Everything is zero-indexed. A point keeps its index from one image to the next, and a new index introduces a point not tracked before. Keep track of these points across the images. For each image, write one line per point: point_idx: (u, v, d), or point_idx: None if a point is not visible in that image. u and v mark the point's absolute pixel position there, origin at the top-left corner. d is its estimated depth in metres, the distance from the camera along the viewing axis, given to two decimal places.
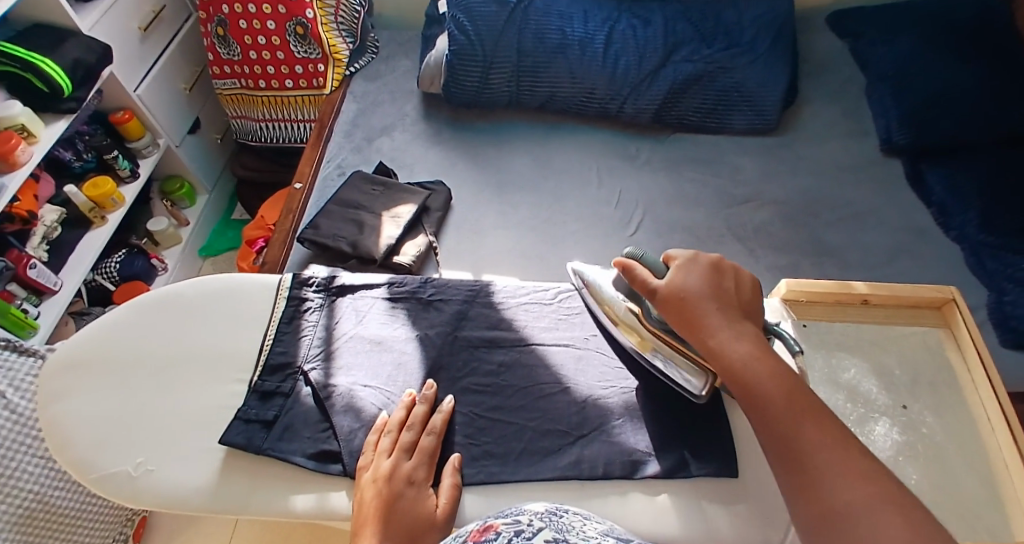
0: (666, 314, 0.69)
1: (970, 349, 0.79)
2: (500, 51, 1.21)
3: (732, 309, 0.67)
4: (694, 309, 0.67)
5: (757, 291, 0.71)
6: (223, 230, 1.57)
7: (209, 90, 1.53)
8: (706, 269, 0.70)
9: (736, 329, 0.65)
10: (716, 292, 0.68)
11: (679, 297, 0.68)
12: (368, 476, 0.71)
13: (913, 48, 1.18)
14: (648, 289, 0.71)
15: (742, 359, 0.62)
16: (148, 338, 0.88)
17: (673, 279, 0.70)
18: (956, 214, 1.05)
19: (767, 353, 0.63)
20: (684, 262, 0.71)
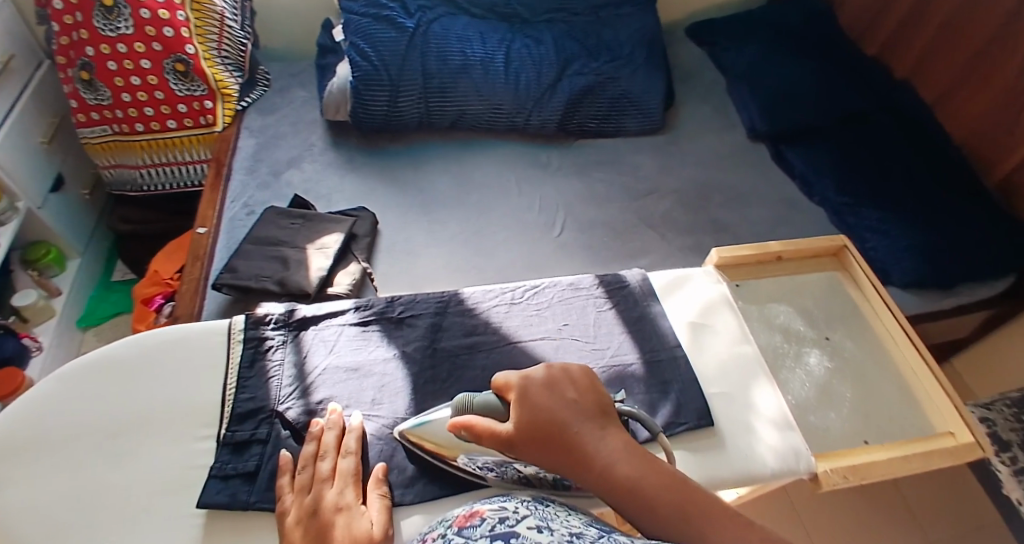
0: (533, 458, 0.66)
1: (868, 286, 0.96)
2: (405, 75, 1.27)
3: (589, 423, 0.67)
4: (562, 444, 0.65)
5: (595, 381, 0.72)
6: (106, 294, 1.41)
7: (72, 140, 1.40)
8: (543, 389, 0.69)
9: (606, 447, 0.64)
10: (568, 411, 0.67)
11: (540, 435, 0.65)
12: (293, 518, 0.69)
13: (759, 52, 1.42)
14: (500, 437, 0.67)
15: (628, 484, 0.62)
16: (87, 410, 0.77)
17: (521, 418, 0.67)
18: (817, 183, 1.26)
19: (644, 460, 0.64)
20: (520, 392, 0.69)
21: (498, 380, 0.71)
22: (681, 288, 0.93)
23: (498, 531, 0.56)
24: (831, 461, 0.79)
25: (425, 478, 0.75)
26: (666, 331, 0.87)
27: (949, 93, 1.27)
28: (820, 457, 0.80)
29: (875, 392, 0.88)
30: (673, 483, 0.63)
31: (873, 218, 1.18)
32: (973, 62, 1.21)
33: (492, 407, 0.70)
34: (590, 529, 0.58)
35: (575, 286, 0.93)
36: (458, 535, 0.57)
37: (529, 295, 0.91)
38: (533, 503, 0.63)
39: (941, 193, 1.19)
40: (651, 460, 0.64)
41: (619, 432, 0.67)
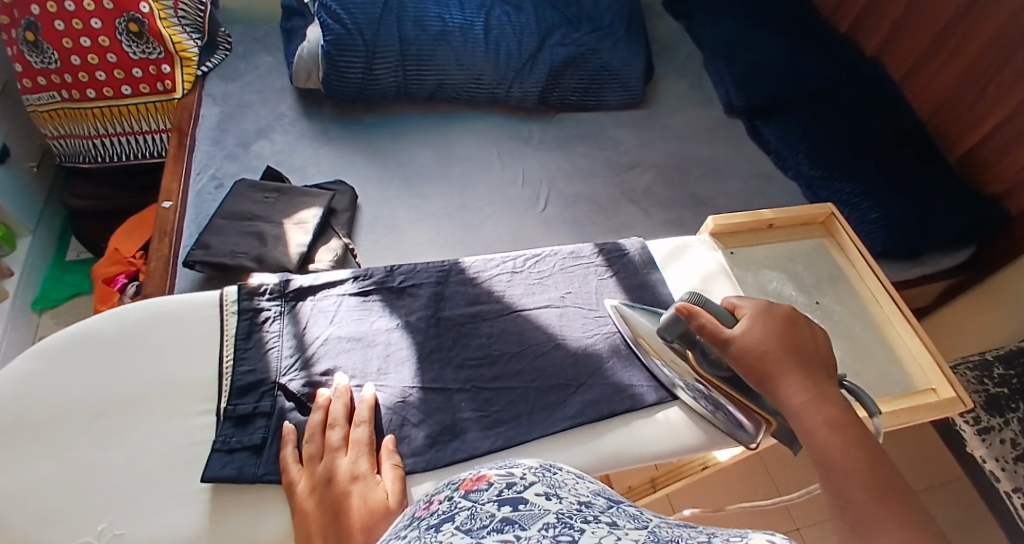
0: (742, 365, 0.68)
1: (853, 251, 1.01)
2: (381, 40, 1.24)
3: (813, 366, 0.66)
4: (772, 366, 0.66)
5: (829, 343, 0.71)
6: (61, 275, 1.38)
7: (18, 109, 1.32)
8: (780, 320, 0.69)
9: (818, 391, 0.63)
10: (798, 346, 0.67)
11: (756, 349, 0.67)
12: (305, 488, 0.67)
13: (733, 26, 1.46)
14: (724, 335, 0.69)
15: (821, 424, 0.61)
16: (71, 386, 0.73)
17: (752, 329, 0.69)
18: (790, 157, 1.31)
19: (850, 418, 0.61)
20: (758, 314, 0.70)
21: (736, 301, 0.73)
22: (679, 257, 0.95)
23: (505, 497, 0.43)
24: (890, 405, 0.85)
25: (436, 447, 0.73)
26: (665, 297, 0.89)
27: (916, 69, 1.33)
28: None
29: (862, 351, 0.92)
30: (868, 450, 0.58)
31: (847, 190, 1.23)
32: (941, 38, 1.26)
33: (725, 316, 0.72)
34: (604, 500, 0.47)
35: (576, 255, 0.93)
36: (457, 499, 0.44)
37: (530, 264, 0.91)
38: (541, 468, 0.49)
39: (909, 164, 1.25)
40: (857, 421, 0.61)
41: (833, 390, 0.65)
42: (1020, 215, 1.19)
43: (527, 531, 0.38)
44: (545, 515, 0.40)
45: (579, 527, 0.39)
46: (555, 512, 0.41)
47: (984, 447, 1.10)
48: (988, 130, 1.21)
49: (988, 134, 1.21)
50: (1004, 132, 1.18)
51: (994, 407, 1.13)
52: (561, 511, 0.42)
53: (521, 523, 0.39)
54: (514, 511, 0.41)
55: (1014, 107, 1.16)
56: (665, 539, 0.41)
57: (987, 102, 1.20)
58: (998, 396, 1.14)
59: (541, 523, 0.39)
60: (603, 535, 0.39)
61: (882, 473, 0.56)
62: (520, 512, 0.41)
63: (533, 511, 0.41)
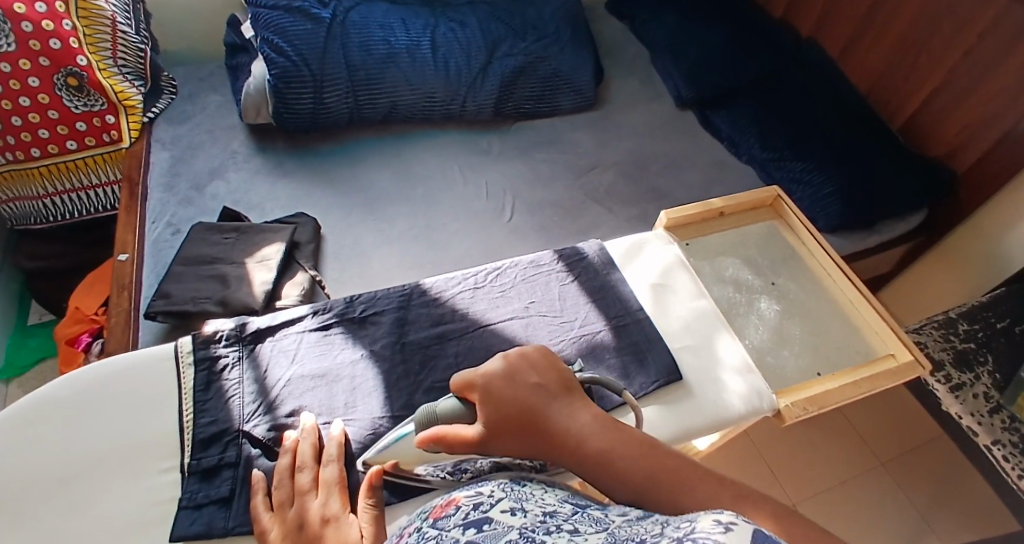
0: (508, 451, 0.64)
1: (803, 230, 1.00)
2: (328, 69, 1.23)
3: (559, 404, 0.65)
4: (530, 431, 0.63)
5: (556, 361, 0.70)
6: (23, 340, 1.37)
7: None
8: (504, 383, 0.66)
9: (579, 423, 0.63)
10: (534, 399, 0.65)
11: (509, 432, 0.64)
12: (277, 534, 0.65)
13: (677, 20, 1.47)
14: (473, 440, 0.64)
15: (603, 455, 0.61)
16: (25, 458, 0.70)
17: (489, 417, 0.64)
18: (743, 142, 1.31)
19: (618, 433, 0.62)
20: (484, 389, 0.66)
21: (456, 382, 0.68)
22: (640, 255, 0.93)
23: (472, 519, 0.44)
24: (790, 395, 0.82)
25: (412, 476, 0.71)
26: (628, 296, 0.88)
27: (850, 47, 1.34)
28: (780, 394, 0.82)
29: (821, 325, 0.92)
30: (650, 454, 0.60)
31: (797, 168, 1.24)
32: (869, 14, 1.28)
33: (458, 411, 0.68)
34: (569, 508, 0.47)
35: (536, 263, 0.91)
36: (426, 528, 0.44)
37: (491, 278, 0.89)
38: (508, 485, 0.50)
39: (863, 134, 1.25)
40: (622, 432, 0.62)
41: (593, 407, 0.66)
42: (966, 175, 1.19)
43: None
44: (507, 533, 0.41)
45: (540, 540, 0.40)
46: (517, 529, 0.42)
47: (959, 403, 1.06)
48: (926, 99, 1.22)
49: (925, 103, 1.22)
50: (941, 99, 1.19)
51: (963, 363, 1.09)
52: (525, 525, 0.43)
53: None
54: (478, 533, 0.42)
55: (950, 72, 1.17)
56: (622, 539, 0.41)
57: (920, 72, 1.22)
58: (966, 352, 1.10)
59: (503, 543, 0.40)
60: None
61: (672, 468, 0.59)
62: (484, 533, 0.42)
63: (497, 529, 0.42)
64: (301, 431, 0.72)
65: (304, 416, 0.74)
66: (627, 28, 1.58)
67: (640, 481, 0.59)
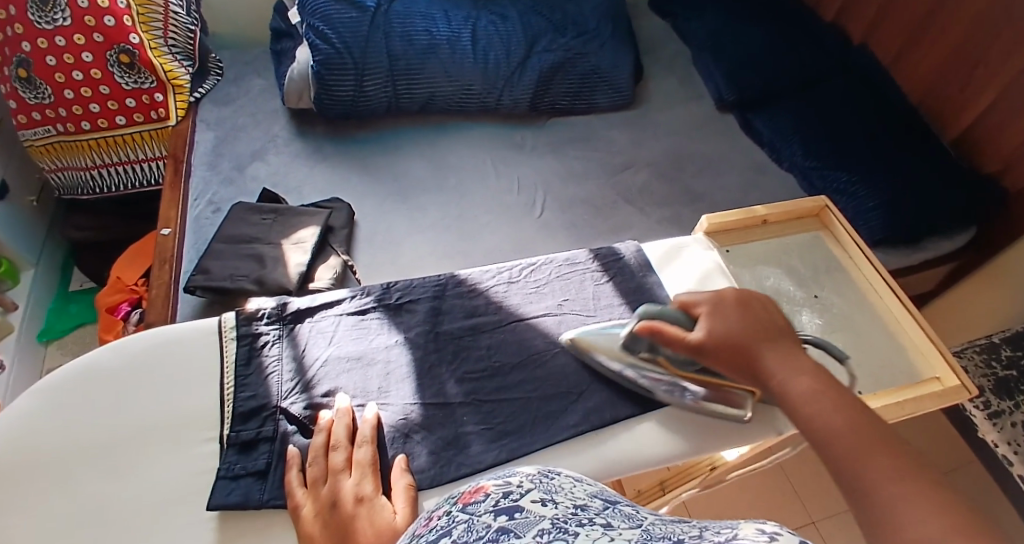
0: (719, 364, 0.71)
1: (850, 243, 1.00)
2: (370, 57, 1.25)
3: (781, 342, 0.69)
4: (743, 353, 0.69)
5: (784, 318, 0.75)
6: (64, 306, 1.42)
7: (13, 144, 1.37)
8: (735, 308, 0.73)
9: (791, 364, 0.66)
10: (757, 328, 0.71)
11: (726, 344, 0.70)
12: (310, 510, 0.67)
13: (721, 22, 1.47)
14: (692, 341, 0.72)
15: (803, 398, 0.63)
16: (74, 421, 0.73)
17: (713, 327, 0.71)
18: (784, 148, 1.31)
19: (826, 383, 0.64)
20: (713, 308, 0.73)
21: (684, 298, 0.76)
22: (676, 258, 0.95)
23: (502, 506, 0.44)
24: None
25: (440, 463, 0.73)
26: (662, 299, 0.89)
27: (903, 56, 1.33)
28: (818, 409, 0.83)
29: (864, 342, 0.92)
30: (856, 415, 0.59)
31: (839, 179, 1.23)
32: (925, 23, 1.27)
33: (682, 320, 0.75)
34: (600, 502, 0.47)
35: (571, 261, 0.93)
36: (456, 512, 0.44)
37: (527, 273, 0.91)
38: (538, 475, 0.50)
39: (901, 148, 1.24)
40: (831, 382, 0.64)
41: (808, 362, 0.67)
42: (1017, 195, 1.19)
43: (521, 539, 0.39)
44: (540, 522, 0.41)
45: (573, 531, 0.40)
46: (550, 518, 0.41)
47: (996, 431, 1.12)
48: (979, 113, 1.21)
49: (979, 117, 1.22)
50: (996, 114, 1.18)
51: (1004, 390, 1.15)
52: (557, 516, 0.42)
53: (517, 531, 0.40)
54: (510, 520, 0.41)
55: (1005, 87, 1.16)
56: (657, 536, 0.41)
57: (975, 85, 1.21)
58: (1008, 379, 1.15)
59: (536, 531, 0.40)
60: (597, 538, 0.39)
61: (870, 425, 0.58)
62: (516, 521, 0.41)
63: (529, 518, 0.42)
64: (342, 411, 0.74)
65: (341, 398, 0.76)
66: (668, 28, 1.58)
67: (830, 426, 0.59)
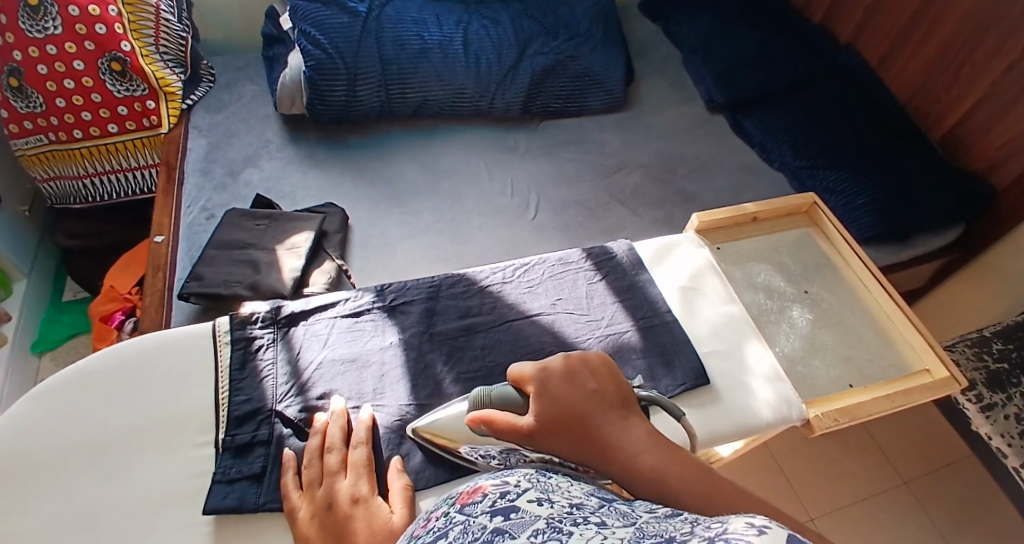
0: (556, 448, 0.64)
1: (840, 239, 1.01)
2: (363, 62, 1.26)
3: (613, 413, 0.66)
4: (583, 432, 0.64)
5: (615, 375, 0.72)
6: (57, 315, 1.42)
7: (7, 153, 1.37)
8: (563, 383, 0.68)
9: (634, 437, 0.64)
10: (588, 403, 0.67)
11: (564, 425, 0.65)
12: (307, 512, 0.67)
13: (711, 23, 1.48)
14: (522, 429, 0.65)
15: (656, 476, 0.61)
16: (67, 428, 0.73)
17: (542, 410, 0.66)
18: (775, 148, 1.33)
19: (669, 450, 0.63)
20: (541, 385, 0.68)
21: (514, 373, 0.71)
22: (668, 256, 0.95)
23: (498, 506, 0.44)
24: (820, 407, 0.83)
25: (435, 463, 0.73)
26: (655, 297, 0.89)
27: (890, 55, 1.35)
28: (810, 404, 0.84)
29: (855, 336, 0.93)
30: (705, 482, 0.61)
31: (831, 177, 1.24)
32: (912, 22, 1.28)
33: (512, 400, 0.69)
34: (595, 501, 0.47)
35: (564, 261, 0.93)
36: (453, 514, 0.45)
37: (520, 273, 0.91)
38: (535, 474, 0.51)
39: (891, 146, 1.25)
40: (676, 450, 0.64)
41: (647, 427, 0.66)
42: (1006, 189, 1.20)
43: (516, 539, 0.39)
44: (535, 522, 0.41)
45: (568, 530, 0.40)
46: (545, 518, 0.42)
47: (989, 424, 1.14)
48: (968, 109, 1.22)
49: (967, 112, 1.22)
50: (985, 109, 1.19)
51: (995, 382, 1.16)
52: (553, 515, 0.42)
53: (512, 532, 0.40)
54: (505, 521, 0.42)
55: (992, 83, 1.17)
56: (650, 534, 0.41)
57: (963, 82, 1.22)
58: (1000, 372, 1.16)
59: (531, 530, 0.40)
60: (591, 537, 0.39)
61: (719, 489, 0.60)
62: (511, 521, 0.42)
63: (525, 517, 0.42)
64: (337, 411, 0.75)
65: (337, 400, 0.76)
66: (659, 30, 1.59)
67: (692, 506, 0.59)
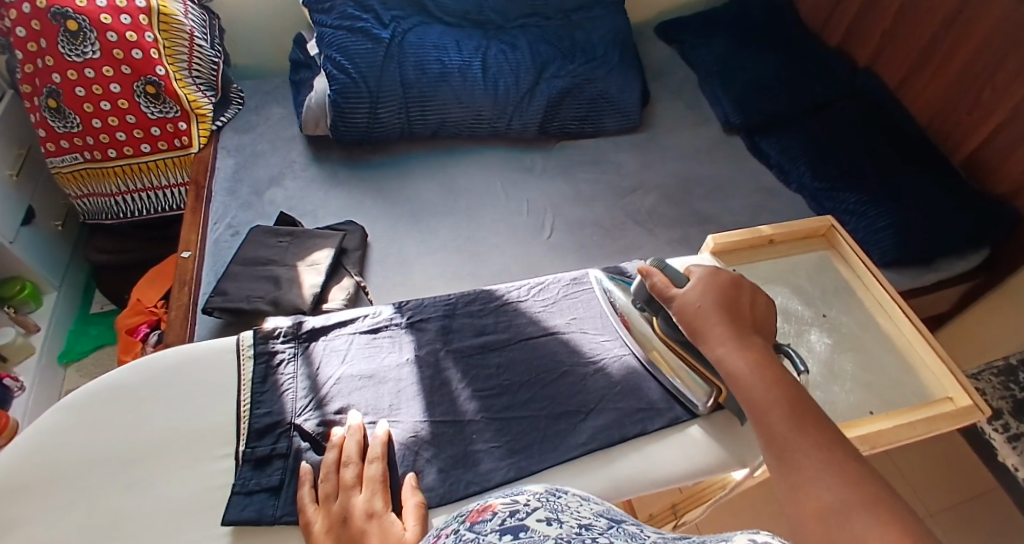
0: (686, 318, 0.75)
1: (857, 263, 1.01)
2: (386, 86, 1.29)
3: (748, 322, 0.73)
4: (709, 316, 0.72)
5: (768, 306, 0.77)
6: (84, 327, 1.46)
7: (42, 170, 1.42)
8: (724, 280, 0.76)
9: (751, 342, 0.70)
10: (728, 305, 0.73)
11: (698, 305, 0.74)
12: (322, 526, 0.68)
13: (727, 48, 1.50)
14: (670, 293, 0.77)
15: (748, 370, 0.67)
16: (95, 439, 0.75)
17: (694, 291, 0.75)
18: (792, 170, 1.33)
19: (772, 363, 0.67)
20: (704, 275, 0.77)
21: (693, 267, 0.80)
22: None
23: (508, 525, 0.45)
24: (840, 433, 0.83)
25: (449, 481, 0.74)
26: None
27: (909, 78, 1.35)
28: None
29: (876, 362, 0.92)
30: (793, 396, 0.64)
31: (850, 200, 1.24)
32: (931, 47, 1.28)
33: (679, 276, 0.79)
34: (604, 521, 0.48)
35: (578, 280, 0.95)
36: (463, 531, 0.45)
37: (536, 292, 0.93)
38: (545, 493, 0.51)
39: (912, 171, 1.25)
40: (778, 367, 0.67)
41: (762, 344, 0.70)
42: None
43: None
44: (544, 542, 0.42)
45: None
46: (554, 538, 0.42)
47: (1016, 455, 1.10)
48: (989, 133, 1.22)
49: (989, 137, 1.22)
50: (1006, 132, 1.18)
51: (1022, 413, 1.14)
52: (561, 535, 0.43)
53: None
54: (514, 540, 0.42)
55: (1012, 109, 1.17)
56: None
57: (984, 104, 1.21)
58: None
59: None
60: None
61: (802, 405, 0.63)
62: (521, 540, 0.42)
63: (534, 537, 0.43)
64: (355, 424, 0.76)
65: (354, 414, 0.78)
66: (675, 53, 1.61)
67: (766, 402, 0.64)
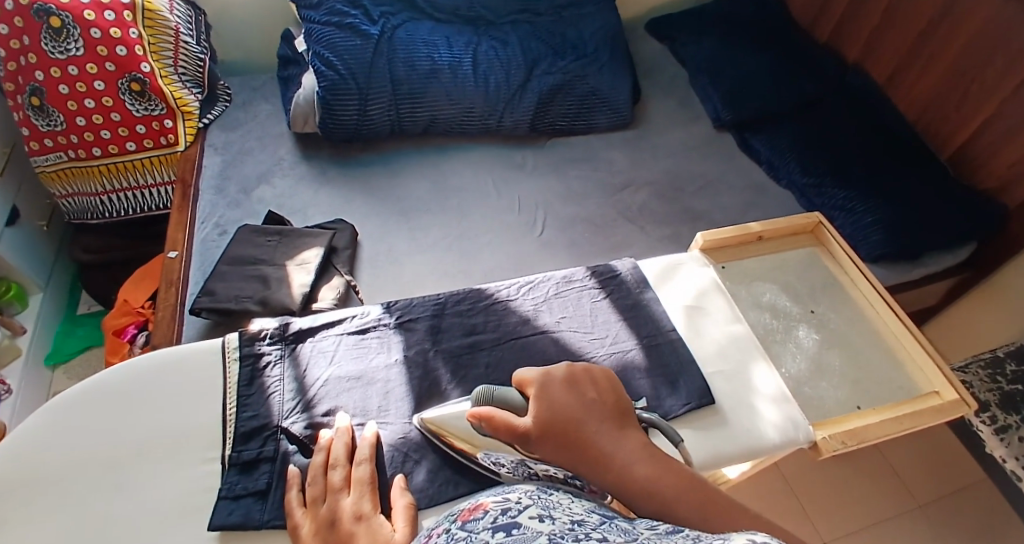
0: (552, 451, 0.66)
1: (846, 259, 1.01)
2: (374, 83, 1.28)
3: (608, 422, 0.68)
4: (576, 437, 0.66)
5: (614, 387, 0.74)
6: (71, 328, 1.45)
7: (27, 169, 1.40)
8: (564, 386, 0.70)
9: (627, 445, 0.66)
10: (585, 409, 0.68)
11: (557, 427, 0.66)
12: (309, 529, 0.67)
13: (717, 45, 1.50)
14: (518, 428, 0.67)
15: (648, 478, 0.64)
16: (78, 443, 0.74)
17: (540, 410, 0.68)
18: (782, 165, 1.33)
19: (659, 459, 0.66)
20: (542, 388, 0.70)
21: (519, 377, 0.73)
22: (673, 276, 0.95)
23: (500, 523, 0.44)
24: (829, 429, 0.83)
25: (438, 482, 0.74)
26: (660, 316, 0.89)
27: (897, 74, 1.35)
28: (818, 426, 0.83)
29: (863, 357, 0.92)
30: (699, 492, 0.64)
31: (841, 195, 1.24)
32: (920, 41, 1.28)
33: (512, 401, 0.71)
34: (596, 518, 0.47)
35: (569, 279, 0.94)
36: (454, 530, 0.45)
37: (525, 290, 0.92)
38: (536, 491, 0.51)
39: (901, 166, 1.25)
40: (665, 462, 0.66)
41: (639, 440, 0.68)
42: (1017, 209, 1.19)
43: None
44: (537, 538, 0.41)
45: None
46: (547, 535, 0.42)
47: (1005, 447, 1.11)
48: (978, 127, 1.21)
49: (978, 130, 1.22)
50: (994, 127, 1.18)
51: (1010, 404, 1.15)
52: (554, 532, 0.43)
53: None
54: (507, 536, 0.42)
55: (1002, 102, 1.16)
56: None
57: (972, 101, 1.21)
58: (1014, 394, 1.15)
59: None
60: None
61: (708, 499, 0.63)
62: (513, 537, 0.42)
63: (526, 533, 0.42)
64: (341, 427, 0.75)
65: (342, 418, 0.77)
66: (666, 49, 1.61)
67: (680, 510, 0.62)
